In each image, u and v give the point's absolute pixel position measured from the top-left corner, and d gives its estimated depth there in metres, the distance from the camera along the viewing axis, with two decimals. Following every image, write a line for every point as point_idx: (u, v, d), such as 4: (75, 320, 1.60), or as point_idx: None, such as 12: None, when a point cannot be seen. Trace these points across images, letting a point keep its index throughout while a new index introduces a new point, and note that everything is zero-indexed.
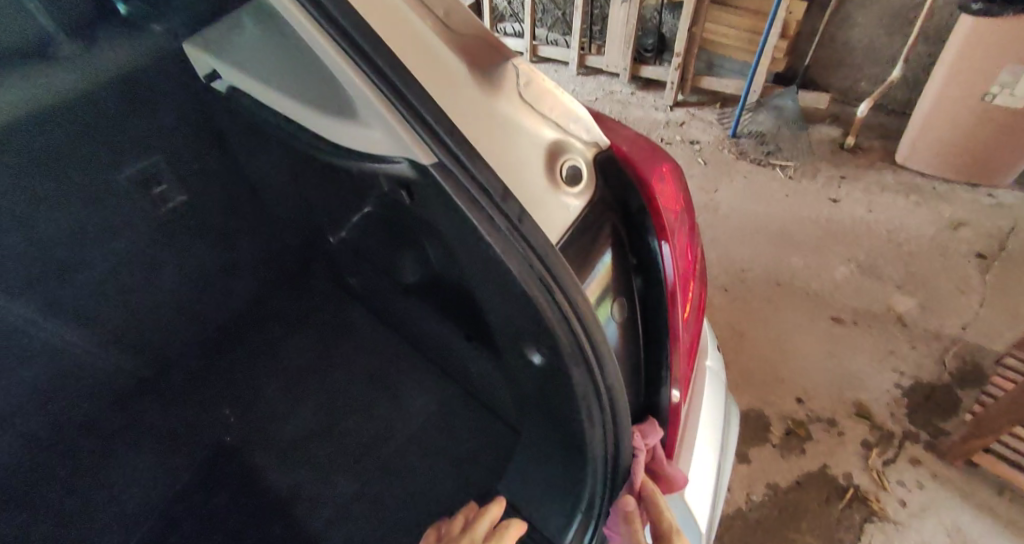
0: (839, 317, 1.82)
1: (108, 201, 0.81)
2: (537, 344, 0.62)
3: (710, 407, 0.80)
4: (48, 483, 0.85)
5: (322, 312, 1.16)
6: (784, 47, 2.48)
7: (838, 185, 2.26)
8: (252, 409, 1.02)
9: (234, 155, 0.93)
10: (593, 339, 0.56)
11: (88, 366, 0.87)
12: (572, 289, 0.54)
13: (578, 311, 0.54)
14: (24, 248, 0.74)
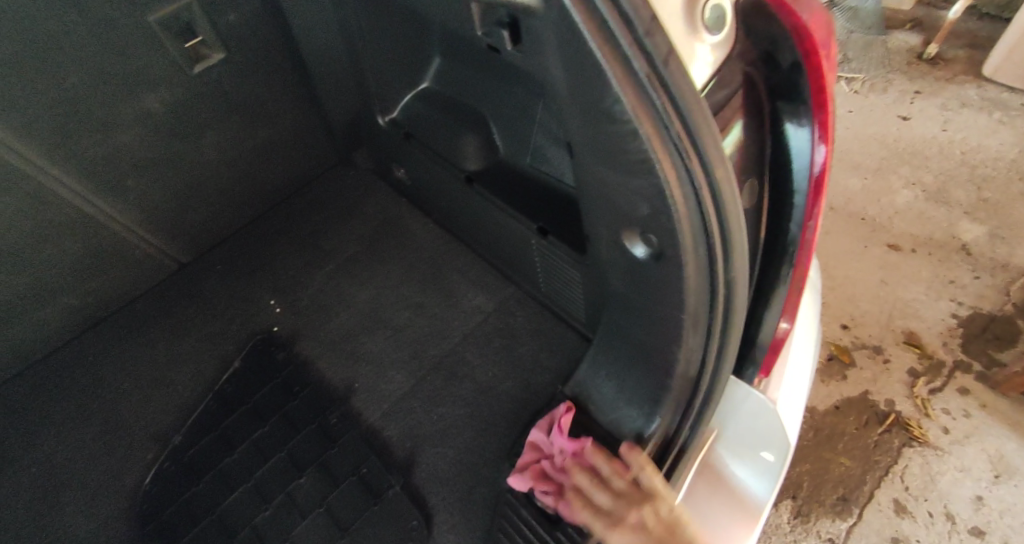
0: (896, 245, 1.58)
1: (143, 51, 0.70)
2: (645, 236, 0.53)
3: (810, 314, 0.74)
4: (113, 343, 0.93)
5: (366, 206, 1.11)
6: None
7: (911, 100, 2.01)
8: (295, 298, 0.99)
9: (281, 9, 0.81)
10: (726, 229, 0.47)
11: (130, 244, 0.88)
12: (713, 161, 0.43)
13: (716, 196, 0.45)
14: (58, 92, 0.66)
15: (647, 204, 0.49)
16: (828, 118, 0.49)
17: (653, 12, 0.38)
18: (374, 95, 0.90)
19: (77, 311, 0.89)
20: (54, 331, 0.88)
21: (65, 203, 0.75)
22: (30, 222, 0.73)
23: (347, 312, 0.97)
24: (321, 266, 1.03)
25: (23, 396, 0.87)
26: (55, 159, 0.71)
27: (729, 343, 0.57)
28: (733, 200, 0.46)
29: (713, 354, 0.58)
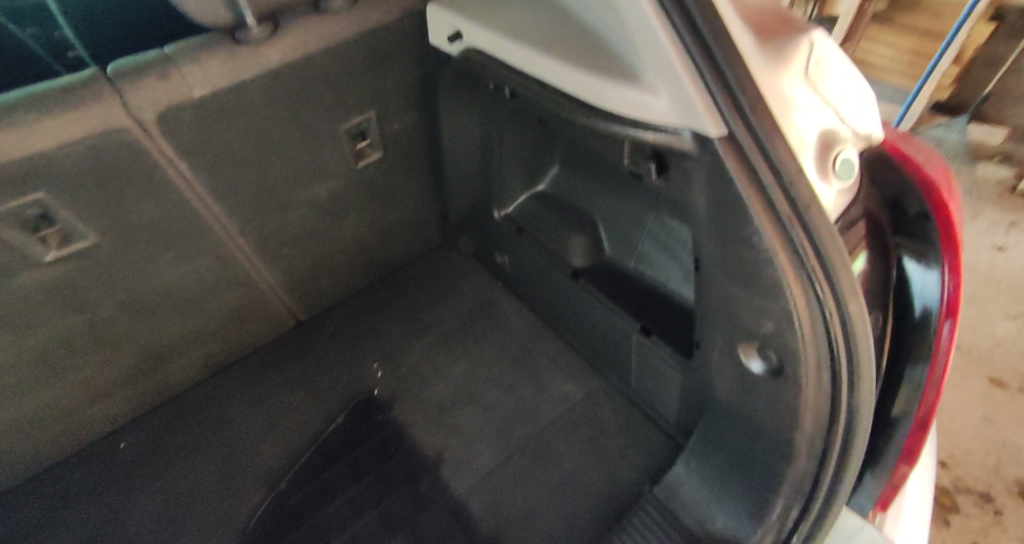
0: (998, 379, 1.47)
1: (325, 152, 0.83)
2: (766, 353, 0.56)
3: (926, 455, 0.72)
4: (232, 388, 1.03)
5: (466, 286, 1.19)
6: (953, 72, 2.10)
7: (1006, 230, 1.91)
8: (396, 366, 1.06)
9: (432, 119, 0.93)
10: (851, 357, 0.50)
11: (266, 302, 1.01)
12: (848, 294, 0.47)
13: (844, 326, 0.49)
14: (259, 178, 0.79)
15: (771, 322, 0.53)
16: (959, 262, 0.52)
17: (796, 165, 0.44)
18: (493, 192, 1.00)
19: (212, 356, 1.01)
20: (187, 373, 1.00)
21: (238, 264, 0.89)
22: (201, 280, 0.86)
23: (441, 386, 1.02)
24: (421, 337, 1.11)
25: (156, 428, 0.97)
26: (245, 229, 0.84)
27: (844, 470, 0.57)
28: (861, 332, 0.49)
29: (825, 476, 0.58)
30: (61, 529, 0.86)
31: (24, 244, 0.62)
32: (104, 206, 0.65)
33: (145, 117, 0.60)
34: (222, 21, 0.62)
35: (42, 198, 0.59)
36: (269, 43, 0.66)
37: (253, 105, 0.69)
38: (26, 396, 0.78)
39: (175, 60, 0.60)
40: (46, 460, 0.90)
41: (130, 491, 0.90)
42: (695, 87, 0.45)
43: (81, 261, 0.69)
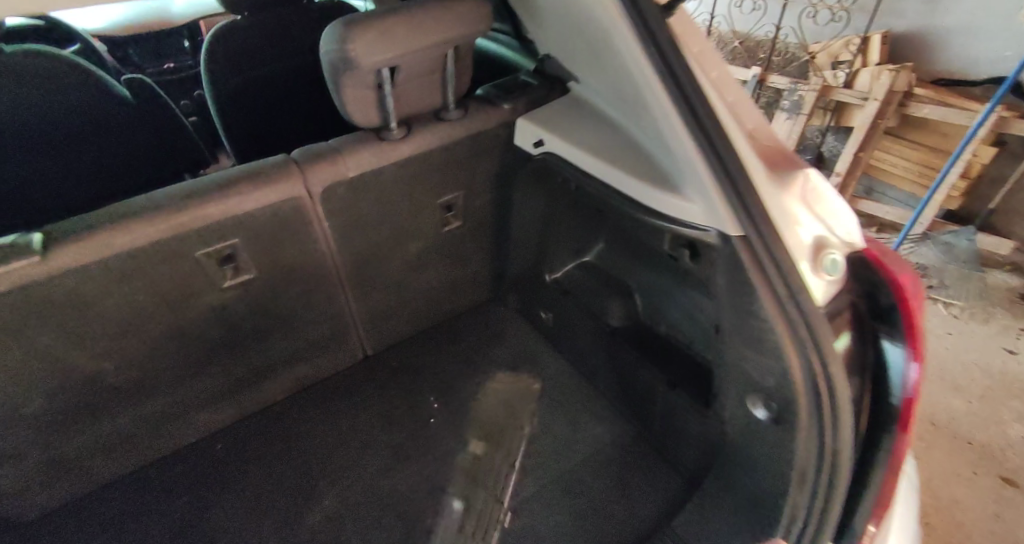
0: (1010, 479, 1.69)
1: (420, 220, 1.05)
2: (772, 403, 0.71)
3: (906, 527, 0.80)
4: (312, 410, 1.21)
5: (512, 338, 1.36)
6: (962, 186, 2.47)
7: (1015, 336, 2.19)
8: (451, 401, 1.23)
9: (503, 198, 1.14)
10: (836, 412, 0.66)
11: (348, 337, 1.21)
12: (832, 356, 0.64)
13: (829, 383, 0.65)
14: (375, 236, 1.01)
15: (773, 379, 0.70)
16: (917, 346, 0.68)
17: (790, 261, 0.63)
18: (546, 260, 1.21)
19: (298, 379, 1.20)
20: (277, 391, 1.18)
21: (341, 304, 1.10)
22: (309, 315, 1.06)
23: (489, 420, 1.19)
24: (471, 378, 1.28)
25: (249, 436, 1.15)
26: (353, 276, 1.06)
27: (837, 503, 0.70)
28: (842, 391, 0.65)
29: (818, 509, 0.71)
30: (165, 517, 1.02)
31: (212, 275, 0.84)
32: (268, 253, 0.87)
33: (315, 187, 0.83)
34: (374, 123, 0.85)
35: (235, 244, 0.82)
36: (402, 140, 0.89)
37: (384, 183, 0.92)
38: (166, 396, 0.98)
39: (342, 151, 0.85)
40: (158, 455, 1.08)
41: (225, 489, 1.07)
42: (723, 203, 0.65)
43: (239, 292, 0.90)
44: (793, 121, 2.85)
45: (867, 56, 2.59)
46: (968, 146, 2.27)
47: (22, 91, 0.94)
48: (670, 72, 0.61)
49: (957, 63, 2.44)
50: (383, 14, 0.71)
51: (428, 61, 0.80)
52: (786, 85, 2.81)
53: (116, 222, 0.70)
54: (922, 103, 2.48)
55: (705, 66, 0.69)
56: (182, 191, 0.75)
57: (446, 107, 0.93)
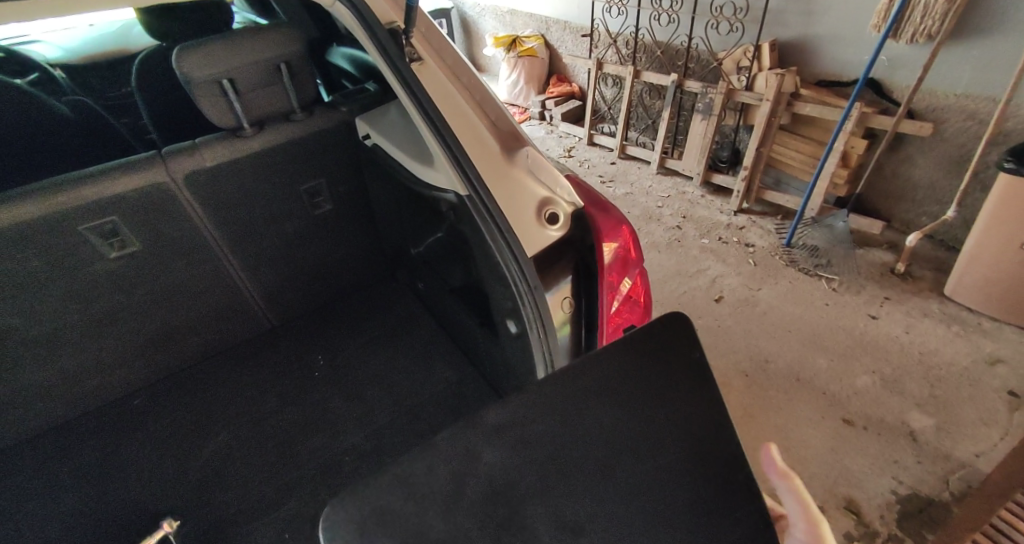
0: (849, 420, 1.87)
1: (287, 202, 1.30)
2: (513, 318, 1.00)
3: None
4: (214, 370, 1.41)
5: (398, 307, 1.58)
6: (843, 174, 2.62)
7: (880, 303, 2.34)
8: (335, 357, 1.46)
9: (366, 184, 1.40)
10: (540, 314, 0.94)
11: (247, 307, 1.42)
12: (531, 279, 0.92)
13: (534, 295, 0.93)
14: (246, 214, 1.25)
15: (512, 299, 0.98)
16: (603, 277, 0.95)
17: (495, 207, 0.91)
18: (411, 238, 1.40)
19: (204, 346, 1.40)
20: (186, 355, 1.39)
21: (229, 277, 1.32)
22: (198, 286, 1.28)
23: (362, 370, 1.42)
24: (355, 338, 1.50)
25: (157, 392, 1.35)
26: (233, 250, 1.29)
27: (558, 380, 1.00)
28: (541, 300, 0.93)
29: None
30: (71, 459, 1.21)
31: (100, 247, 1.08)
32: (146, 228, 1.12)
33: (178, 175, 1.10)
34: (231, 125, 1.10)
35: (114, 221, 1.07)
36: (255, 136, 1.16)
37: (243, 170, 1.17)
38: (73, 356, 1.18)
39: (200, 146, 1.12)
40: (76, 411, 1.27)
41: (129, 432, 1.27)
42: (452, 168, 0.92)
43: (129, 263, 1.15)
44: (706, 121, 3.07)
45: (760, 61, 2.81)
46: (839, 140, 2.47)
47: None
48: (403, 77, 0.89)
49: (832, 66, 2.65)
50: (217, 41, 0.97)
51: (262, 76, 1.06)
52: (698, 90, 3.04)
53: (8, 204, 0.96)
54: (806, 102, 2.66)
55: (454, 73, 0.97)
56: (67, 181, 1.01)
57: (293, 111, 1.19)
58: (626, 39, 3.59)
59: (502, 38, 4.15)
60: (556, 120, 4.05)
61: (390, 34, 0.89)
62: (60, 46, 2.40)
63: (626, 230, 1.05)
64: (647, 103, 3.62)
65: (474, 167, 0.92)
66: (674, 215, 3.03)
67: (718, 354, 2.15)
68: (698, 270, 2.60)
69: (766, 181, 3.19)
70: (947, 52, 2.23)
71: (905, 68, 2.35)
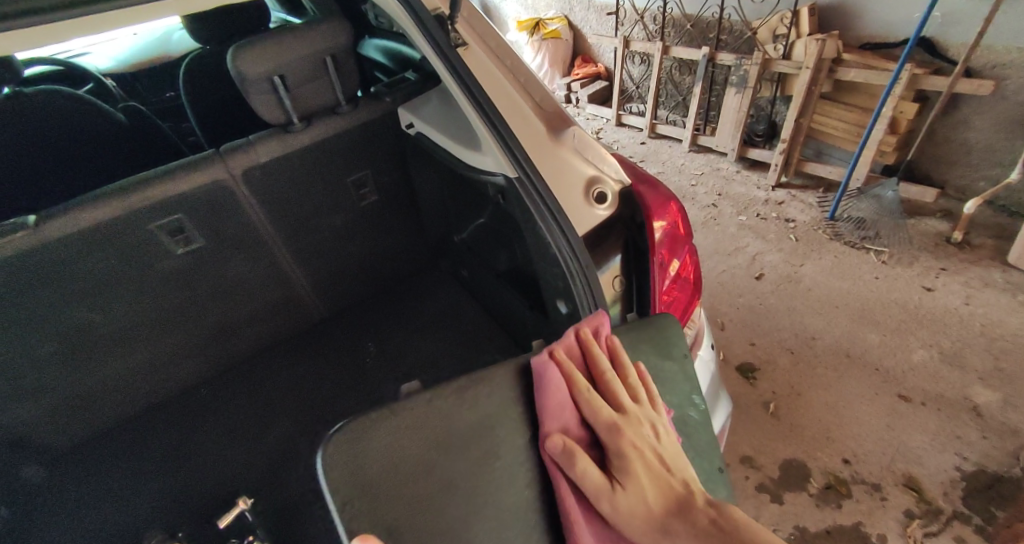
0: (906, 396, 1.81)
1: (334, 195, 1.34)
2: (565, 299, 1.00)
3: None
4: (271, 361, 1.47)
5: (441, 294, 1.61)
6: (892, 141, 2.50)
7: (935, 275, 2.24)
8: (384, 345, 1.49)
9: (408, 173, 1.42)
10: (592, 294, 0.94)
11: (298, 300, 1.46)
12: (583, 258, 0.92)
13: (588, 276, 0.93)
14: (296, 208, 1.29)
15: (562, 281, 0.99)
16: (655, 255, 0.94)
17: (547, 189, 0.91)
18: (454, 225, 1.41)
19: (260, 337, 1.46)
20: (245, 347, 1.44)
21: (284, 269, 1.37)
22: (255, 279, 1.33)
23: (413, 355, 1.46)
24: (404, 325, 1.54)
25: (220, 383, 1.42)
26: (286, 243, 1.33)
27: None
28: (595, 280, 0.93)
29: None
30: (146, 448, 1.28)
31: (168, 245, 1.13)
32: (207, 224, 1.17)
33: (236, 171, 1.14)
34: (280, 121, 1.13)
35: (179, 217, 1.12)
36: (304, 130, 1.19)
37: (294, 164, 1.21)
38: (142, 350, 1.24)
39: (254, 143, 1.15)
40: (147, 402, 1.35)
41: (197, 421, 1.33)
42: (501, 152, 0.92)
43: (194, 259, 1.20)
44: (741, 94, 2.97)
45: (799, 28, 2.70)
46: (887, 105, 2.35)
47: (39, 125, 1.35)
48: (450, 61, 0.88)
49: (878, 27, 2.53)
50: (266, 39, 0.99)
51: (309, 69, 1.07)
52: (732, 62, 2.94)
53: (82, 207, 1.00)
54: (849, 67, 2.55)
55: (497, 56, 0.97)
56: (135, 183, 1.06)
57: (338, 104, 1.21)
58: (653, 14, 3.50)
59: (525, 22, 4.10)
60: (583, 102, 3.99)
61: (433, 17, 0.88)
62: (106, 58, 2.50)
63: (675, 207, 1.04)
64: (677, 79, 3.52)
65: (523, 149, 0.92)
66: (710, 193, 2.96)
67: (762, 333, 2.10)
68: (737, 248, 2.54)
69: (805, 153, 3.08)
70: (1009, 3, 2.10)
71: (961, 24, 2.22)
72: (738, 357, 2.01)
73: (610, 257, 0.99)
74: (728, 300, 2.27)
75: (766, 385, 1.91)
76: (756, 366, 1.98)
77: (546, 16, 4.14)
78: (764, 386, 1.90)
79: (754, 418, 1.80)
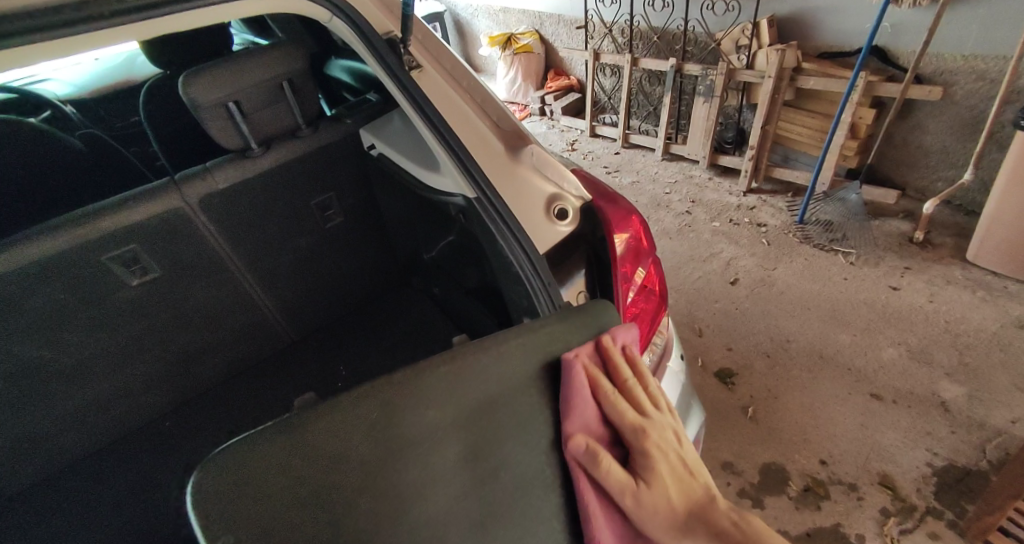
0: (878, 394, 1.84)
1: (298, 219, 1.32)
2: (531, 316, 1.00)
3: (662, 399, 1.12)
4: (238, 389, 1.43)
5: (414, 311, 1.60)
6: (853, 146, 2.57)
7: (901, 274, 2.29)
8: (355, 366, 1.47)
9: (374, 194, 1.42)
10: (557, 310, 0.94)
11: (268, 325, 1.44)
12: (546, 276, 0.92)
13: (551, 292, 0.93)
14: (258, 233, 1.27)
15: (525, 299, 0.99)
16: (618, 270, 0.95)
17: (506, 208, 0.92)
18: (422, 243, 1.40)
19: (229, 364, 1.43)
20: (213, 375, 1.41)
21: (249, 295, 1.35)
22: (218, 308, 1.30)
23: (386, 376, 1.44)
24: (376, 346, 1.52)
25: (187, 414, 1.38)
26: (250, 270, 1.31)
27: None
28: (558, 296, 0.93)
29: None
30: (108, 488, 1.23)
31: (122, 276, 1.11)
32: (165, 253, 1.15)
33: (193, 199, 1.12)
34: (238, 146, 1.11)
35: (133, 248, 1.09)
36: (263, 155, 1.17)
37: (253, 190, 1.20)
38: (101, 384, 1.20)
39: (212, 169, 1.14)
40: (109, 438, 1.30)
41: (160, 454, 1.29)
42: (459, 171, 0.92)
43: (152, 288, 1.17)
44: (708, 103, 3.03)
45: (759, 39, 2.77)
46: (846, 111, 2.42)
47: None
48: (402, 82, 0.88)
49: (834, 37, 2.61)
50: (219, 66, 0.98)
51: (265, 94, 1.07)
52: (698, 72, 3.01)
53: (31, 241, 0.98)
54: (809, 76, 2.62)
55: (453, 77, 0.98)
56: (86, 214, 1.03)
57: (298, 127, 1.21)
58: (621, 27, 3.56)
59: (497, 37, 4.15)
60: (556, 115, 4.04)
61: (385, 41, 0.88)
62: (69, 84, 2.45)
63: (637, 220, 1.05)
64: (647, 90, 3.59)
65: (482, 169, 0.92)
66: (683, 201, 3.00)
67: (738, 337, 2.12)
68: (711, 254, 2.58)
69: (773, 158, 3.15)
70: (953, 12, 2.18)
71: (910, 33, 2.30)
72: (715, 363, 2.03)
73: (573, 273, 1.00)
74: (704, 306, 2.29)
75: (744, 389, 1.92)
76: (733, 371, 2.00)
77: (517, 31, 4.20)
78: (742, 391, 1.92)
79: (733, 423, 1.82)
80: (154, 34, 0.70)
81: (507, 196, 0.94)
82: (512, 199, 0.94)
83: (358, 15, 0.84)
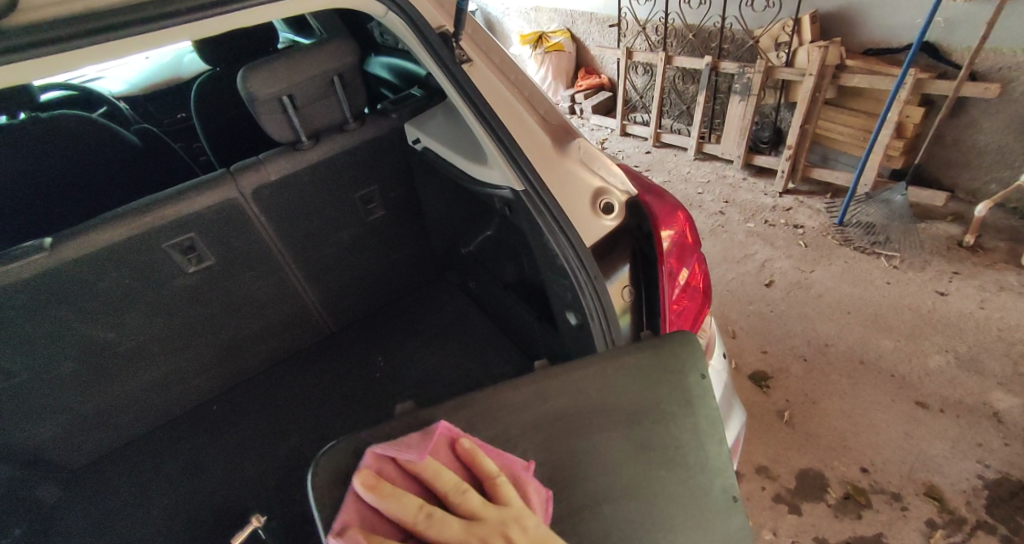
0: (924, 402, 1.78)
1: (343, 212, 1.35)
2: (574, 309, 1.00)
3: None
4: (280, 377, 1.47)
5: (450, 305, 1.62)
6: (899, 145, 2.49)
7: (949, 279, 2.21)
8: (394, 357, 1.50)
9: (415, 188, 1.44)
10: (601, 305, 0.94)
11: (310, 316, 1.47)
12: (591, 268, 0.92)
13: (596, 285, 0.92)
14: (305, 225, 1.30)
15: (569, 292, 0.99)
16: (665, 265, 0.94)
17: (553, 200, 0.92)
18: (461, 237, 1.42)
19: (271, 353, 1.46)
20: (256, 364, 1.45)
21: (294, 286, 1.38)
22: (264, 297, 1.34)
23: (423, 368, 1.46)
24: (414, 338, 1.54)
25: (231, 400, 1.42)
26: (296, 260, 1.35)
27: None
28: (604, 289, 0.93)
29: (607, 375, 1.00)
30: (156, 469, 1.27)
31: (179, 263, 1.15)
32: (219, 243, 1.19)
33: (246, 190, 1.16)
34: (289, 139, 1.14)
35: (191, 237, 1.13)
36: (312, 148, 1.20)
37: (301, 183, 1.23)
38: (152, 369, 1.25)
39: (264, 162, 1.17)
40: (157, 421, 1.35)
41: (205, 439, 1.33)
42: (506, 162, 0.93)
43: (206, 276, 1.21)
44: (744, 102, 2.97)
45: (801, 35, 2.70)
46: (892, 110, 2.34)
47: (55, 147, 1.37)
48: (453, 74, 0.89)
49: (880, 33, 2.53)
50: (274, 61, 1.01)
51: (318, 88, 1.09)
52: (734, 70, 2.95)
53: (97, 229, 1.02)
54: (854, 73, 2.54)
55: (502, 72, 0.98)
56: (147, 203, 1.07)
57: (345, 122, 1.23)
58: (655, 25, 3.52)
59: (528, 35, 4.15)
60: (587, 114, 4.01)
61: (438, 34, 0.88)
62: (118, 81, 2.56)
63: (682, 216, 1.04)
64: (680, 88, 3.53)
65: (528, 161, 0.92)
66: (716, 201, 2.95)
67: (773, 340, 2.08)
68: (746, 255, 2.53)
69: (811, 158, 3.07)
70: (1013, 6, 2.09)
71: (964, 28, 2.22)
72: (749, 366, 1.99)
73: (617, 267, 0.99)
74: (737, 308, 2.25)
75: (780, 393, 1.88)
76: (768, 374, 1.95)
77: (548, 29, 4.19)
78: (777, 395, 1.88)
79: (768, 427, 1.78)
80: (221, 29, 0.73)
81: (553, 189, 0.94)
82: (559, 191, 0.94)
83: (413, 9, 0.85)
